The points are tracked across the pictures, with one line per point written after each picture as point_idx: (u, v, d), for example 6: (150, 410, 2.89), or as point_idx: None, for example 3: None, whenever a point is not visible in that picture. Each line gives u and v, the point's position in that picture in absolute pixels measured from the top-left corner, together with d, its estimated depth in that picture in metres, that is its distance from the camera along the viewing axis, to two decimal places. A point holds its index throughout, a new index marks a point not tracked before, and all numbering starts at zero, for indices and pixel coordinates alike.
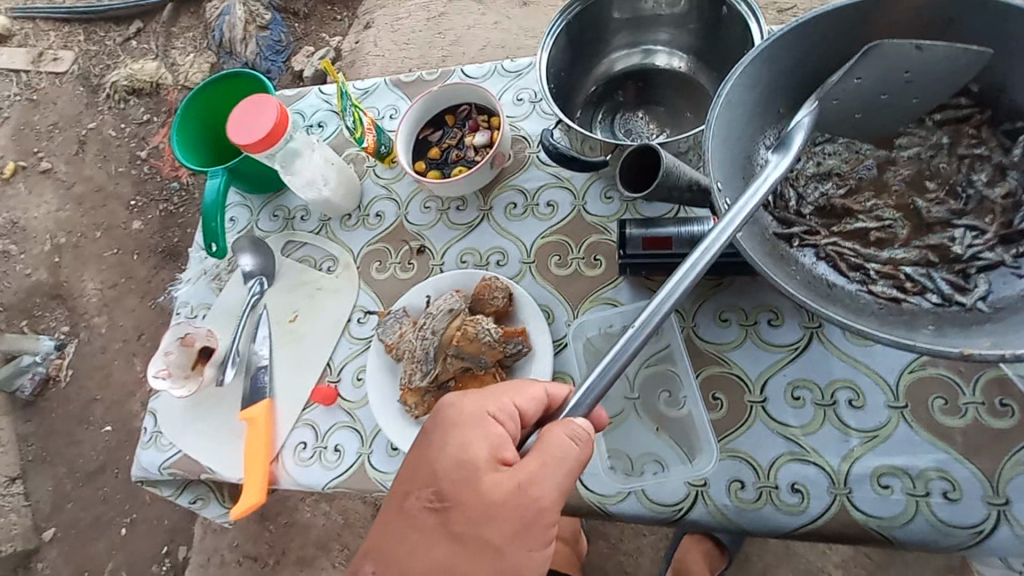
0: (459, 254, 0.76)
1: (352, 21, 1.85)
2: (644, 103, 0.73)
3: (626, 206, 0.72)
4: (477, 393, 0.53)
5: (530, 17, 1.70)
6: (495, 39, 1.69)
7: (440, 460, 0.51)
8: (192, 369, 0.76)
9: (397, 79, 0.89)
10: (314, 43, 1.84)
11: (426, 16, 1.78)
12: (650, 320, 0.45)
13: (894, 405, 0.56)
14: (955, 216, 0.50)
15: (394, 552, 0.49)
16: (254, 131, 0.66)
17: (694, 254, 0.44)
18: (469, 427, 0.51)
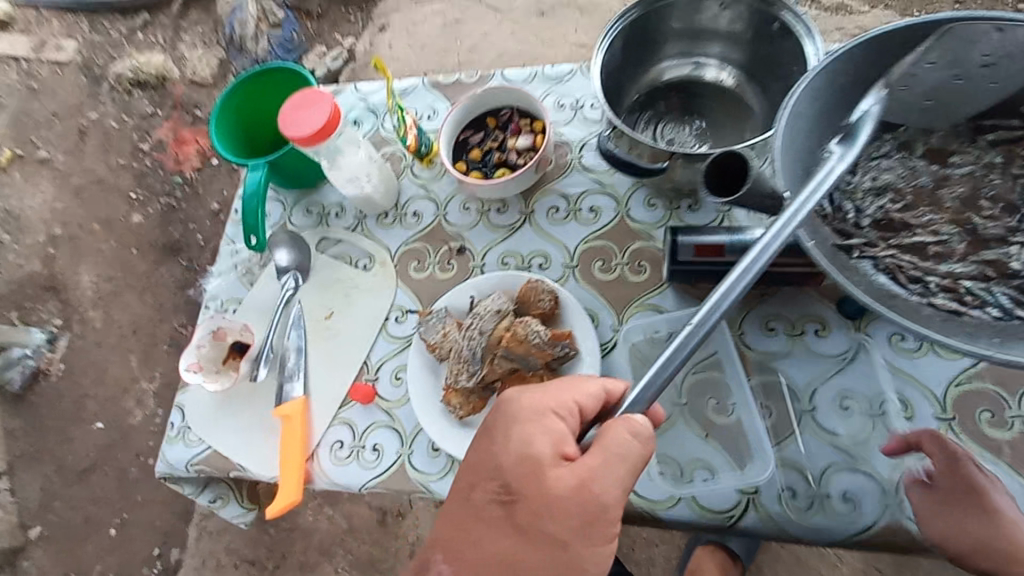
0: (501, 256, 0.76)
1: (366, 24, 1.85)
2: (687, 116, 0.74)
3: (670, 214, 0.73)
4: (537, 389, 0.53)
5: (547, 28, 1.71)
6: (511, 48, 1.71)
7: (504, 455, 0.51)
8: (224, 364, 0.75)
9: (435, 80, 0.89)
10: (326, 44, 1.82)
11: (440, 23, 1.79)
12: (707, 318, 0.46)
13: (942, 417, 0.57)
14: (1010, 233, 0.52)
15: (463, 541, 0.51)
16: (303, 127, 0.65)
17: (760, 241, 0.46)
18: (530, 422, 0.51)
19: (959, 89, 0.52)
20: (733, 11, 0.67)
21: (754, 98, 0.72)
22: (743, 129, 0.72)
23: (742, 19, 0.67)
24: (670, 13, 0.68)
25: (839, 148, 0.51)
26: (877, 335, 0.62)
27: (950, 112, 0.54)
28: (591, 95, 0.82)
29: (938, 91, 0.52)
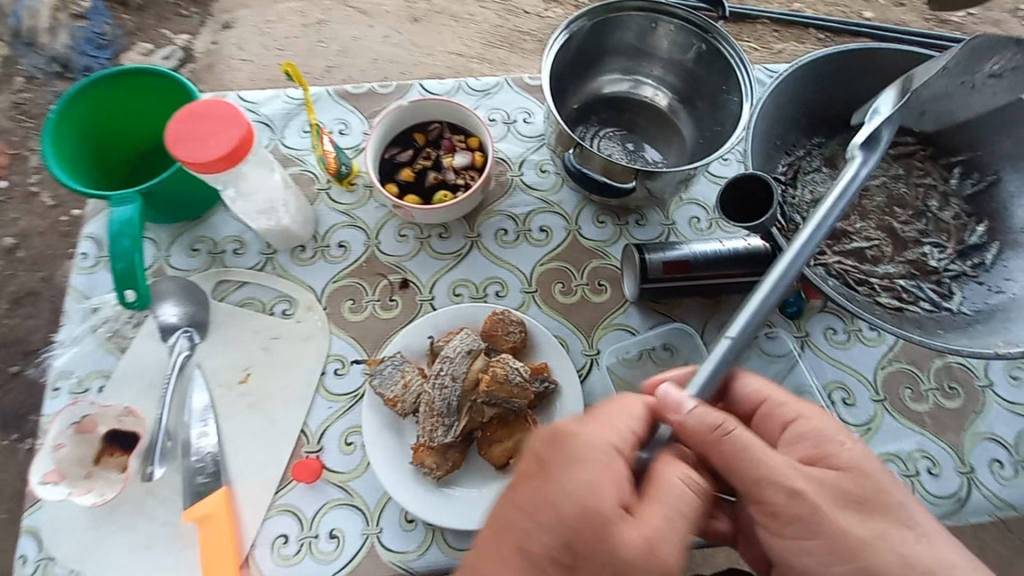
0: (451, 287, 0.68)
1: (204, 18, 1.41)
2: (623, 131, 0.75)
3: (620, 231, 0.72)
4: (593, 420, 0.42)
5: (424, 34, 1.38)
6: (386, 54, 1.36)
7: (565, 503, 0.37)
8: (96, 463, 0.56)
9: (343, 90, 0.78)
10: (151, 40, 1.38)
11: (300, 22, 1.40)
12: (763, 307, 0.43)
13: (877, 399, 0.65)
14: (922, 235, 0.60)
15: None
16: (218, 143, 0.52)
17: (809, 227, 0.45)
18: (597, 461, 0.39)
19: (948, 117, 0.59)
20: (675, 35, 0.69)
21: (683, 121, 0.74)
22: (672, 150, 0.74)
23: (683, 42, 0.69)
24: (617, 29, 0.70)
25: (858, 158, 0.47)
26: (814, 331, 0.67)
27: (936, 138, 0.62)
28: (521, 109, 0.78)
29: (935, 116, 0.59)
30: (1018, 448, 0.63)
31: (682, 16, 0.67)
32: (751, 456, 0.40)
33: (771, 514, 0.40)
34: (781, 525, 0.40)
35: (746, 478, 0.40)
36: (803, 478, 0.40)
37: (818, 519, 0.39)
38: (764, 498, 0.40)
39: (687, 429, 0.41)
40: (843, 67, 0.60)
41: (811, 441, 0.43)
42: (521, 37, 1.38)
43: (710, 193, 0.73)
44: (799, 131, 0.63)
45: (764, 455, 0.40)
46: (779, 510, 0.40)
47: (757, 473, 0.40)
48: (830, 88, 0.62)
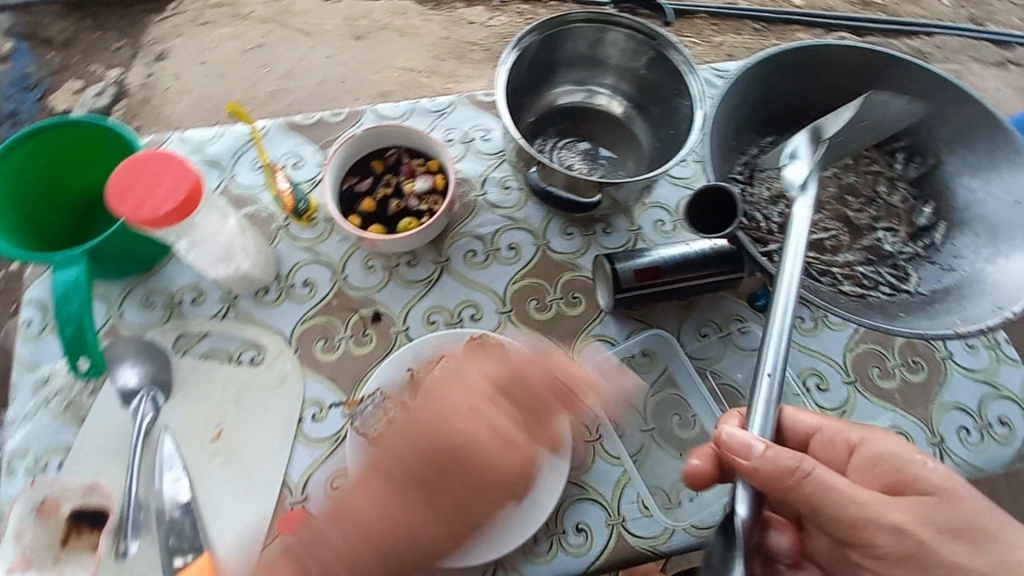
0: (425, 314, 0.67)
1: (136, 50, 1.34)
2: (581, 140, 0.75)
3: (588, 241, 0.72)
4: (490, 360, 0.57)
5: (369, 51, 1.36)
6: (333, 75, 1.33)
7: (441, 400, 0.52)
8: (63, 547, 0.53)
9: (292, 121, 0.76)
10: (79, 76, 1.31)
11: (239, 48, 1.35)
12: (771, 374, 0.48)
13: (849, 380, 0.67)
14: (875, 221, 0.62)
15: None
16: (175, 185, 0.50)
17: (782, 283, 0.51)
18: (450, 381, 0.55)
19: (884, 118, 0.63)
20: (625, 43, 0.70)
21: (638, 128, 0.74)
22: (631, 156, 0.74)
23: (633, 50, 0.70)
24: (565, 41, 0.70)
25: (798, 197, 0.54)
26: None
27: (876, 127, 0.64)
28: (478, 126, 0.78)
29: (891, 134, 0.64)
30: (981, 414, 0.66)
31: (630, 25, 0.67)
32: (835, 495, 0.43)
33: (877, 553, 0.44)
34: (886, 563, 0.44)
35: (836, 517, 0.44)
36: (897, 512, 0.44)
37: (924, 550, 0.43)
38: (867, 539, 0.44)
39: (762, 472, 0.44)
40: (787, 65, 0.62)
41: (890, 468, 0.47)
42: (469, 48, 1.37)
43: (671, 195, 0.75)
44: (752, 130, 0.65)
45: (848, 492, 0.44)
46: (882, 548, 0.43)
47: (854, 513, 0.43)
48: (776, 86, 0.64)
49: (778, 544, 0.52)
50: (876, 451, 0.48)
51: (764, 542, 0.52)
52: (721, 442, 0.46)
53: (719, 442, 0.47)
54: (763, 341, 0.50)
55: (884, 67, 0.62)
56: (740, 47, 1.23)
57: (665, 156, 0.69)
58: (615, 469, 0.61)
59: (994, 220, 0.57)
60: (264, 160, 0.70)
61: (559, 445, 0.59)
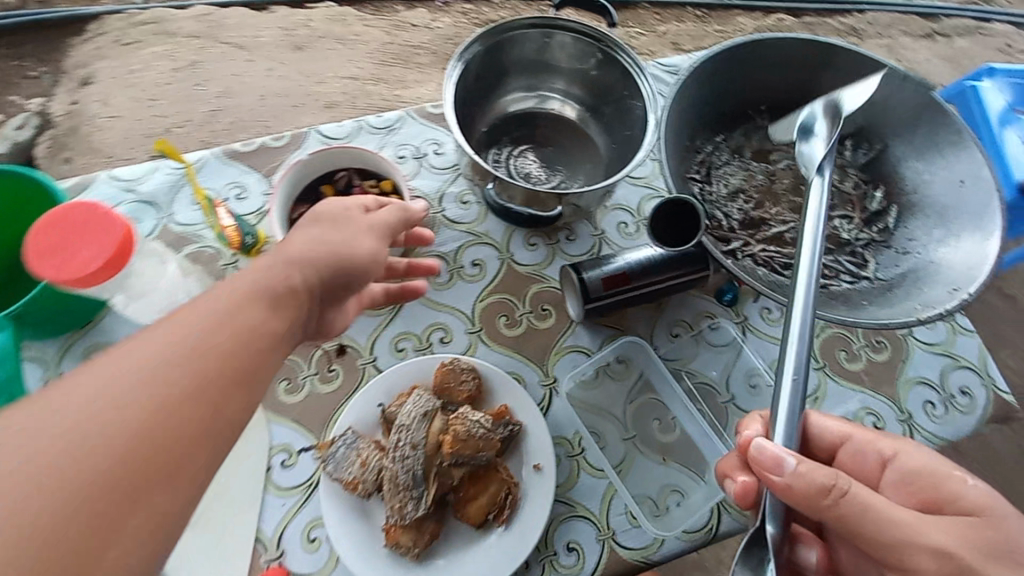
0: (392, 342, 0.65)
1: (58, 77, 1.25)
2: (536, 146, 0.74)
3: (552, 250, 0.71)
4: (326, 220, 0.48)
5: (311, 61, 1.30)
6: (274, 88, 1.26)
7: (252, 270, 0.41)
8: None
9: (231, 149, 0.71)
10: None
11: (170, 67, 1.27)
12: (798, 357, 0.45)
13: (818, 366, 0.68)
14: (831, 210, 0.63)
15: (138, 405, 0.31)
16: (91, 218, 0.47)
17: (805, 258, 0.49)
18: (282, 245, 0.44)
19: None
20: (572, 47, 0.69)
21: (593, 131, 0.73)
22: (588, 160, 0.73)
23: (581, 54, 0.69)
24: (511, 47, 0.68)
25: (816, 176, 0.53)
26: (751, 314, 0.69)
27: None
28: (430, 140, 0.75)
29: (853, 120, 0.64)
30: (944, 386, 0.68)
31: (575, 28, 0.66)
32: (874, 517, 0.39)
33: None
34: None
35: (875, 536, 0.40)
36: (940, 532, 0.40)
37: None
38: (907, 561, 0.39)
39: (793, 489, 0.41)
40: (735, 60, 0.62)
41: (927, 485, 0.44)
42: (414, 52, 1.33)
43: (632, 195, 0.74)
44: (705, 129, 0.65)
45: (889, 512, 0.40)
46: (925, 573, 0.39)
47: (891, 537, 0.39)
48: (724, 82, 0.64)
49: (809, 560, 0.48)
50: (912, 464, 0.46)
51: (797, 559, 0.48)
52: (752, 456, 0.43)
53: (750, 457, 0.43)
54: (785, 334, 0.47)
55: (827, 58, 0.62)
56: (683, 35, 1.24)
57: (623, 159, 0.68)
58: (600, 482, 0.60)
59: (943, 201, 0.58)
60: (200, 197, 0.66)
61: (542, 465, 0.57)
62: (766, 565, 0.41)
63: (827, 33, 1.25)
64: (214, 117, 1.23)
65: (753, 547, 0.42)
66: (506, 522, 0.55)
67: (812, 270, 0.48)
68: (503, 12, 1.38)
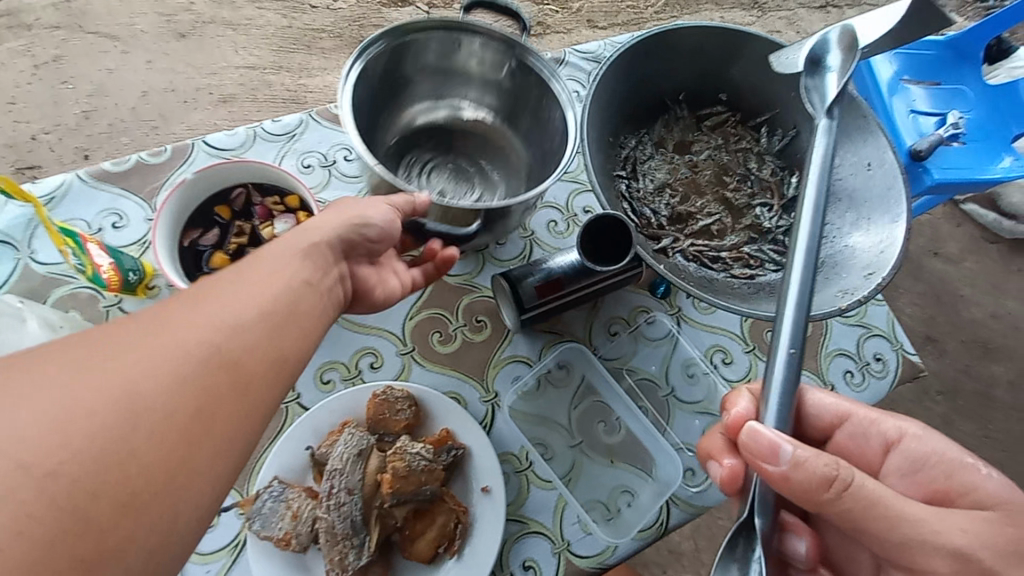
0: (317, 374, 0.60)
1: None
2: (446, 160, 0.70)
3: (483, 256, 0.67)
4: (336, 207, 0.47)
5: (196, 49, 1.15)
6: (156, 83, 1.11)
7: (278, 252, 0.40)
8: None
9: (99, 169, 0.62)
10: None
11: (25, 62, 1.09)
12: (795, 334, 0.43)
13: (749, 349, 0.68)
14: (752, 198, 0.64)
15: (183, 363, 0.31)
16: None
17: (805, 213, 0.46)
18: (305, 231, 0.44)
19: (748, 89, 0.65)
20: (482, 53, 0.63)
21: (507, 141, 0.70)
22: (503, 172, 0.70)
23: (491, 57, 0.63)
24: (414, 54, 0.62)
25: (823, 118, 0.52)
26: (684, 304, 0.70)
27: (741, 95, 0.66)
28: (337, 146, 0.69)
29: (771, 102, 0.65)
30: (860, 354, 0.72)
31: (483, 32, 0.60)
32: (877, 511, 0.38)
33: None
34: None
35: (879, 531, 0.39)
36: (955, 532, 0.39)
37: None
38: (921, 563, 0.39)
39: (793, 480, 0.39)
40: (649, 51, 0.61)
41: (936, 475, 0.45)
42: (316, 36, 1.20)
43: (560, 192, 0.72)
44: (626, 124, 0.64)
45: (897, 507, 0.38)
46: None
47: (900, 535, 0.38)
48: (640, 76, 0.62)
49: (799, 551, 0.46)
50: (918, 451, 0.47)
51: (784, 548, 0.46)
52: (745, 443, 0.40)
53: (741, 444, 0.40)
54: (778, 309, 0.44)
55: (738, 47, 0.62)
56: (597, 12, 1.22)
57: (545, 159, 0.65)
58: (550, 495, 0.58)
59: (851, 185, 0.59)
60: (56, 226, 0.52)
61: (490, 487, 0.55)
62: (752, 561, 0.39)
63: (733, 7, 1.27)
64: (89, 119, 1.08)
65: (736, 542, 0.40)
66: (458, 553, 0.52)
67: (813, 228, 0.46)
68: None
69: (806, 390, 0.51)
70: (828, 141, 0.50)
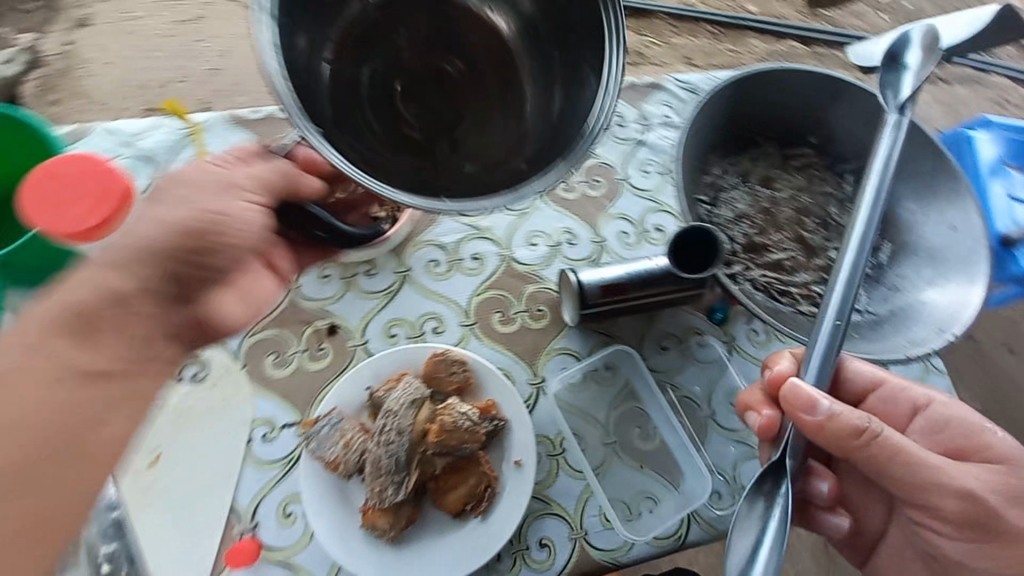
0: (385, 327, 0.65)
1: (56, 17, 1.20)
2: (420, 79, 0.51)
3: (553, 251, 0.71)
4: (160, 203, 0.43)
5: None
6: None
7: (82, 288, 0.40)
8: None
9: (237, 114, 0.70)
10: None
11: (173, 19, 1.22)
12: (827, 320, 0.47)
13: None
14: (828, 241, 0.65)
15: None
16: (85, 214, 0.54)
17: (862, 216, 0.49)
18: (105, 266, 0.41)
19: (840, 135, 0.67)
20: None
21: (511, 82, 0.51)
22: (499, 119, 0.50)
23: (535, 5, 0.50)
24: None
25: (895, 112, 0.53)
26: (739, 334, 0.70)
27: (833, 141, 0.68)
28: None
29: (860, 152, 0.67)
30: None
31: None
32: (902, 458, 0.44)
33: (943, 516, 0.46)
34: (949, 521, 0.46)
35: (898, 476, 0.45)
36: (971, 478, 0.45)
37: (991, 513, 0.45)
38: (933, 501, 0.45)
39: (826, 427, 0.44)
40: (749, 88, 0.64)
41: (958, 434, 0.50)
42: None
43: (636, 206, 0.75)
44: (715, 152, 0.67)
45: (918, 456, 0.44)
46: (948, 510, 0.45)
47: (921, 477, 0.44)
48: (737, 110, 0.66)
49: (820, 491, 0.54)
50: (942, 416, 0.52)
51: (808, 488, 0.54)
52: (784, 397, 0.45)
53: (782, 397, 0.46)
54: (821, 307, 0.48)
55: (839, 92, 0.64)
56: (695, 50, 1.25)
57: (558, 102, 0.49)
58: (578, 484, 0.61)
59: (935, 244, 0.60)
60: None
61: (523, 462, 0.58)
62: (779, 494, 0.45)
63: (835, 64, 1.25)
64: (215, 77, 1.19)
65: (764, 481, 0.46)
66: (483, 514, 0.56)
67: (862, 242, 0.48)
68: None
69: (848, 358, 0.53)
70: (894, 147, 0.51)
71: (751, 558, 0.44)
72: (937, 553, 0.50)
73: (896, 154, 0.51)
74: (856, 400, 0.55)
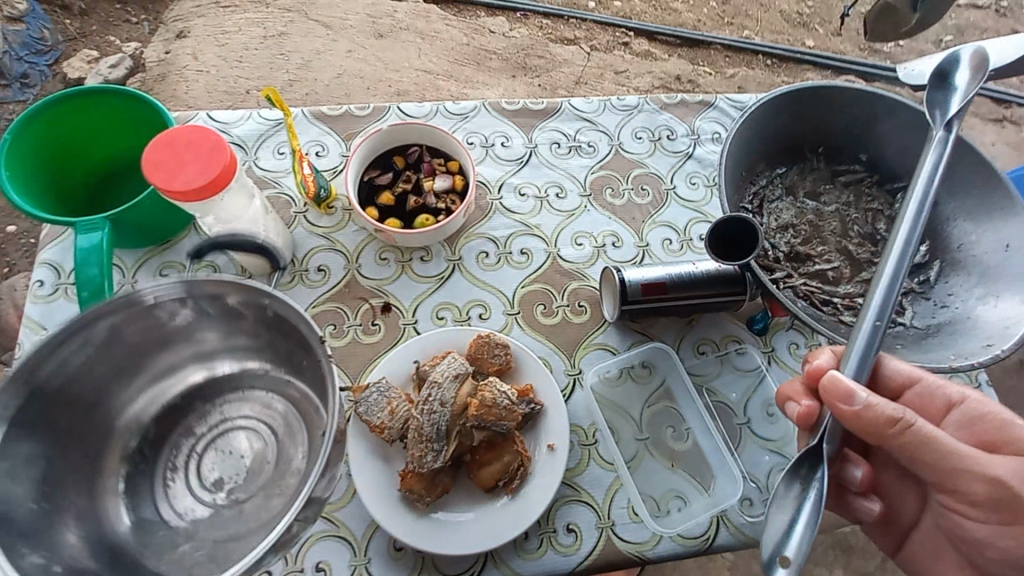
0: (435, 309, 0.69)
1: (157, 27, 1.30)
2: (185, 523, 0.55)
3: (598, 252, 0.74)
4: None
5: (389, 49, 1.33)
6: (350, 68, 1.31)
7: None
8: None
9: (318, 111, 0.78)
10: (97, 47, 1.26)
11: (259, 34, 1.32)
12: (866, 313, 0.49)
13: None
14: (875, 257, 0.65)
15: None
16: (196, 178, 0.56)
17: (906, 223, 0.51)
18: None
19: (890, 153, 0.67)
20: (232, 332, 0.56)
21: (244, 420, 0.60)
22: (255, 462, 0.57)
23: (221, 352, 0.59)
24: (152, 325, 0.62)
25: (941, 130, 0.56)
26: (779, 346, 0.71)
27: (882, 159, 0.68)
28: (500, 133, 0.80)
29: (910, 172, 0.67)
30: None
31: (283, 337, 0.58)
32: (934, 446, 0.46)
33: (972, 499, 0.47)
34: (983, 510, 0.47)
35: (934, 462, 0.46)
36: (999, 466, 0.46)
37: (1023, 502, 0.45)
38: (961, 485, 0.47)
39: (861, 416, 0.46)
40: (799, 103, 0.66)
41: (989, 427, 0.50)
42: (487, 56, 1.33)
43: (681, 215, 0.77)
44: (763, 162, 0.69)
45: (951, 443, 0.46)
46: (974, 493, 0.46)
47: (953, 465, 0.46)
48: (785, 123, 0.68)
49: (855, 477, 0.54)
50: (979, 410, 0.51)
51: (844, 475, 0.54)
52: (824, 386, 0.48)
53: (822, 387, 0.48)
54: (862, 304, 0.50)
55: (892, 112, 0.65)
56: (750, 81, 1.27)
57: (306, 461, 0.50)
58: (608, 475, 0.62)
59: (987, 263, 0.60)
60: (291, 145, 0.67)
61: (556, 446, 0.60)
62: (815, 479, 0.48)
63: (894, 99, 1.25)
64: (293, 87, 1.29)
65: (800, 465, 0.49)
66: (512, 491, 0.58)
67: (905, 245, 0.50)
68: (578, 32, 1.34)
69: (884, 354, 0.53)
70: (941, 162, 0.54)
71: (787, 533, 0.46)
72: (963, 534, 0.50)
73: (941, 167, 0.54)
74: (891, 397, 0.53)
